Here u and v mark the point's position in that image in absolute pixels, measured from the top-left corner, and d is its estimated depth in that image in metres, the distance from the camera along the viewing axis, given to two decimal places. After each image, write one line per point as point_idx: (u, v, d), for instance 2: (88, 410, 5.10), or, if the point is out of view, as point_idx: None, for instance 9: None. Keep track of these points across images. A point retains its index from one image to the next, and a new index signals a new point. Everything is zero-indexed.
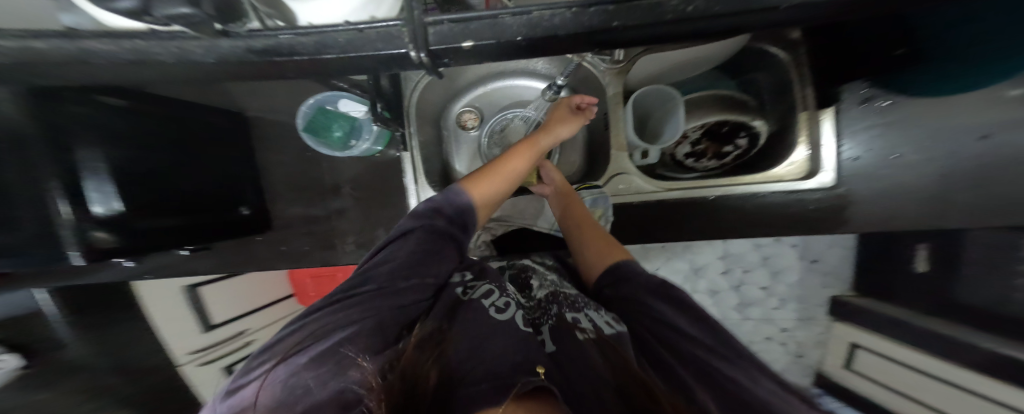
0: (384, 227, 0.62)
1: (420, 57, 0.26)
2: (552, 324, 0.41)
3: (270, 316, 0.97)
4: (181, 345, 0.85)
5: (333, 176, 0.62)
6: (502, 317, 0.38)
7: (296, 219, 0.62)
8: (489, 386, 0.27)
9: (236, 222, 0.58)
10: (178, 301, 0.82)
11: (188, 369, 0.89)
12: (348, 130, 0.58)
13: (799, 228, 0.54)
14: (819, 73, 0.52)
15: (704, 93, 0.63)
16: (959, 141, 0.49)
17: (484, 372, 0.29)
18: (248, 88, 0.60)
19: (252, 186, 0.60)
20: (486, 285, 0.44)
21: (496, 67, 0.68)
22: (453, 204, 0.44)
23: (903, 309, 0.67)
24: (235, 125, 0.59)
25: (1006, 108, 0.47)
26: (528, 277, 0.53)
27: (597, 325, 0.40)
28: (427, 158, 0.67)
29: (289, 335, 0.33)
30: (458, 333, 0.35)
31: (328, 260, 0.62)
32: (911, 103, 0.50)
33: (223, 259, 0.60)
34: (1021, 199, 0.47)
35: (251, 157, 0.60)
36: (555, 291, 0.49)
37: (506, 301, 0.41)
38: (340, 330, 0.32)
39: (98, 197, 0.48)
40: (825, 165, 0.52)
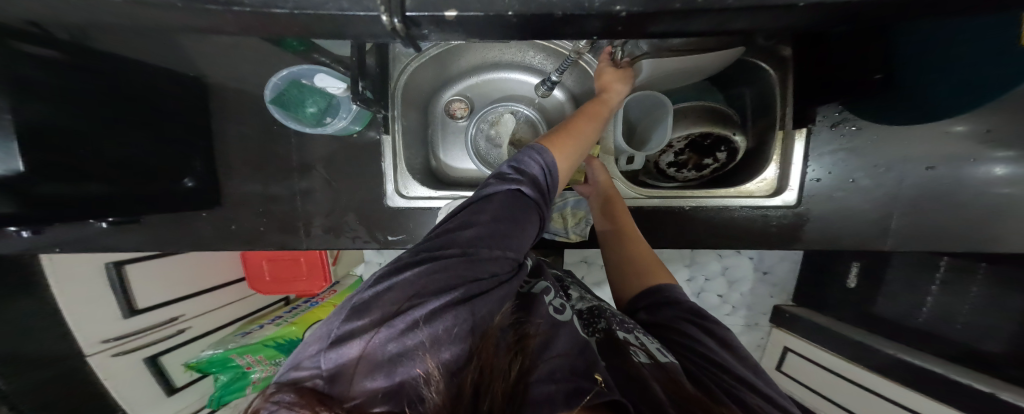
0: (350, 211, 0.60)
1: (393, 23, 0.22)
2: (601, 337, 0.41)
3: (218, 299, 0.87)
4: (93, 332, 0.61)
5: (302, 154, 0.59)
6: (562, 318, 0.40)
7: (253, 197, 0.59)
8: (561, 391, 0.28)
9: (177, 193, 0.53)
10: (94, 277, 0.62)
11: (101, 361, 0.62)
12: (323, 106, 0.56)
13: (757, 244, 0.56)
14: (802, 93, 0.53)
15: (692, 103, 0.62)
16: (907, 170, 0.51)
17: (556, 376, 0.30)
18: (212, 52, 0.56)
19: (203, 159, 0.56)
20: (542, 282, 0.45)
21: (491, 56, 0.67)
22: (534, 169, 0.41)
23: (826, 316, 0.88)
24: (189, 91, 0.55)
25: (953, 143, 0.49)
26: (568, 286, 0.57)
27: (645, 345, 0.38)
28: (409, 145, 0.64)
29: (369, 295, 0.30)
30: (535, 326, 0.35)
31: (287, 242, 0.59)
32: (877, 128, 0.51)
33: (158, 235, 0.57)
34: (954, 233, 0.50)
35: (205, 128, 0.57)
36: (596, 304, 0.50)
37: (561, 301, 0.43)
38: (432, 299, 0.30)
39: None
40: (791, 184, 0.54)
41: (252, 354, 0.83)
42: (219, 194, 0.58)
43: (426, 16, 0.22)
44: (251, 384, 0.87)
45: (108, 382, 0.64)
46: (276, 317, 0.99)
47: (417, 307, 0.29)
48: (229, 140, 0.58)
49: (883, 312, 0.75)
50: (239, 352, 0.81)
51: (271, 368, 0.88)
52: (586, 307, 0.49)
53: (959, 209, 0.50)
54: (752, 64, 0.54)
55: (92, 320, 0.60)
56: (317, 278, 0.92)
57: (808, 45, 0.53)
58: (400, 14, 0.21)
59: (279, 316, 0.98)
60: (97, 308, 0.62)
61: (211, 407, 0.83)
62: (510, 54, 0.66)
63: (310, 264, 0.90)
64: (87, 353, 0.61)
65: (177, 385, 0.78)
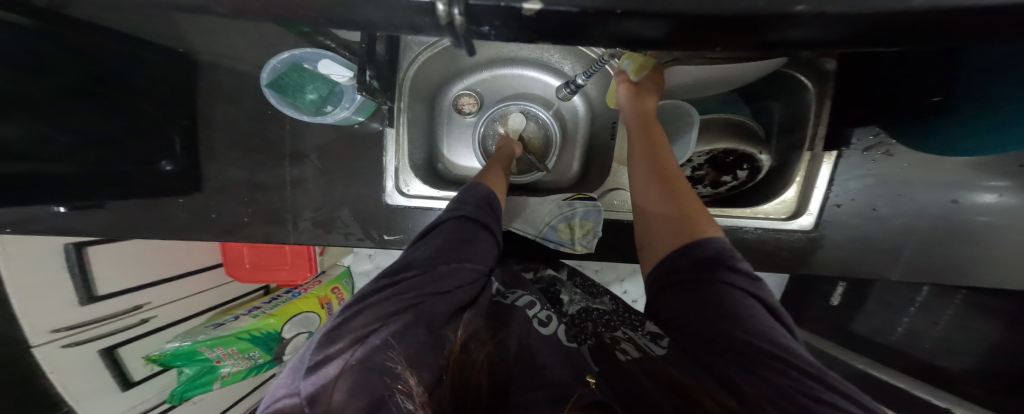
0: (344, 206, 0.55)
1: (453, 15, 0.17)
2: (592, 343, 0.42)
3: (190, 288, 0.81)
4: (48, 317, 0.53)
5: (296, 141, 0.54)
6: (546, 331, 0.40)
7: (239, 184, 0.54)
8: (546, 397, 0.28)
9: (155, 178, 0.50)
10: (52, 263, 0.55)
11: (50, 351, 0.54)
12: (325, 94, 0.52)
13: (762, 265, 0.57)
14: (834, 114, 0.52)
15: (717, 115, 0.62)
16: (933, 198, 0.52)
17: (541, 382, 0.31)
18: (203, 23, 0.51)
19: (183, 140, 0.51)
20: (526, 295, 0.46)
21: (507, 51, 0.64)
22: (473, 195, 0.46)
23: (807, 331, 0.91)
24: (174, 65, 0.50)
25: (971, 173, 0.51)
26: (558, 290, 0.55)
27: (641, 346, 0.38)
28: (414, 138, 0.61)
29: (348, 318, 0.31)
30: (512, 337, 0.37)
31: (273, 236, 0.55)
32: (909, 155, 0.51)
33: (122, 219, 0.51)
34: (952, 263, 0.52)
35: (189, 105, 0.52)
36: (586, 308, 0.51)
37: (547, 313, 0.43)
38: (401, 316, 0.32)
39: None
40: (810, 208, 0.54)
41: (224, 347, 0.78)
42: (199, 179, 0.53)
43: (490, 4, 0.18)
44: (220, 378, 0.82)
45: (54, 375, 0.55)
46: (253, 307, 0.93)
47: (389, 328, 0.30)
48: (217, 123, 0.53)
49: (860, 330, 0.79)
50: (207, 346, 0.75)
51: (242, 361, 0.84)
52: (577, 311, 0.50)
53: (946, 242, 0.52)
54: (795, 79, 0.53)
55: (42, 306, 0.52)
56: (300, 267, 0.87)
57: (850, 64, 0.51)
58: (462, 3, 0.17)
59: (256, 307, 0.92)
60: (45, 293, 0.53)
61: (170, 404, 0.75)
62: (527, 50, 0.63)
63: (295, 253, 0.86)
64: (31, 343, 0.52)
65: (134, 379, 0.69)
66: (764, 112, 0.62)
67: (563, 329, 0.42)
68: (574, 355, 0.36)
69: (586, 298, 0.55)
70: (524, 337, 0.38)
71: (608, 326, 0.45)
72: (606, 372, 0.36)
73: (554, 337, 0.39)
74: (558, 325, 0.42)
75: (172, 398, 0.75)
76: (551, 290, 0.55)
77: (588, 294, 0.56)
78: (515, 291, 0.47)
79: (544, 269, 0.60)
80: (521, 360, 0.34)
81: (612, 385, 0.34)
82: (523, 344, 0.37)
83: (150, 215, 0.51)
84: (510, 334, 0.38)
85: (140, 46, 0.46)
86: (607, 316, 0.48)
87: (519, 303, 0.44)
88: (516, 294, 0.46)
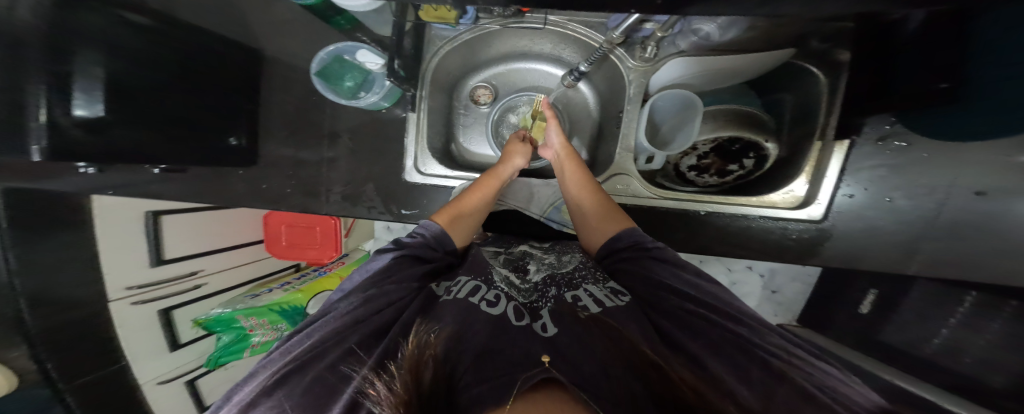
0: (369, 181, 0.62)
1: None
2: (552, 308, 0.40)
3: (233, 260, 0.91)
4: (120, 276, 0.65)
5: (333, 122, 0.61)
6: (493, 312, 0.38)
7: (283, 160, 0.60)
8: (490, 387, 0.26)
9: (222, 151, 0.57)
10: (134, 228, 0.66)
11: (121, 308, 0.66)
12: (360, 81, 0.59)
13: (770, 256, 0.57)
14: (850, 103, 0.51)
15: (724, 106, 0.67)
16: (956, 194, 0.49)
17: (489, 372, 0.28)
18: (270, 23, 0.60)
19: (247, 121, 0.59)
20: (471, 281, 0.43)
21: (521, 46, 0.69)
22: (424, 231, 0.51)
23: None
24: (245, 58, 0.59)
25: (1008, 173, 0.46)
26: (525, 261, 0.53)
27: (598, 299, 0.41)
28: (433, 125, 0.66)
29: (274, 372, 0.34)
30: (450, 330, 0.35)
31: (307, 207, 0.61)
32: (925, 146, 0.49)
33: (190, 186, 0.57)
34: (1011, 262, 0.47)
35: (252, 91, 0.59)
36: (552, 274, 0.49)
37: (496, 294, 0.42)
38: (326, 354, 0.34)
39: (84, 99, 0.48)
40: (820, 198, 0.54)
41: (257, 317, 0.85)
42: (257, 154, 0.59)
43: None
44: (250, 347, 0.90)
45: (121, 330, 0.66)
46: (284, 282, 1.01)
47: (312, 366, 0.32)
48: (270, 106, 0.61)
49: (888, 339, 0.65)
50: (245, 315, 0.83)
51: (270, 332, 0.90)
52: (542, 277, 0.48)
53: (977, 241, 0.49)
54: (801, 69, 0.56)
55: (120, 266, 0.64)
56: (327, 247, 0.94)
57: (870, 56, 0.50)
58: None
59: (287, 282, 1.01)
60: (123, 252, 0.65)
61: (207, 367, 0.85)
62: (540, 45, 0.68)
63: (323, 233, 0.93)
64: (110, 297, 0.64)
65: (182, 342, 0.80)
66: (777, 105, 0.63)
67: (512, 309, 0.39)
68: (524, 338, 0.33)
69: (553, 265, 0.52)
70: (464, 323, 0.36)
71: (569, 284, 0.45)
72: (557, 340, 0.33)
73: (500, 317, 0.37)
74: (508, 303, 0.40)
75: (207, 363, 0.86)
76: (520, 263, 0.53)
77: (556, 261, 0.53)
78: (459, 278, 0.44)
79: (517, 246, 0.60)
80: (467, 347, 0.32)
81: (564, 353, 0.31)
82: (464, 330, 0.35)
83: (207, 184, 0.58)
84: (448, 322, 0.36)
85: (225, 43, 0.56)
86: (571, 275, 0.48)
87: (461, 293, 0.41)
88: (460, 284, 0.43)
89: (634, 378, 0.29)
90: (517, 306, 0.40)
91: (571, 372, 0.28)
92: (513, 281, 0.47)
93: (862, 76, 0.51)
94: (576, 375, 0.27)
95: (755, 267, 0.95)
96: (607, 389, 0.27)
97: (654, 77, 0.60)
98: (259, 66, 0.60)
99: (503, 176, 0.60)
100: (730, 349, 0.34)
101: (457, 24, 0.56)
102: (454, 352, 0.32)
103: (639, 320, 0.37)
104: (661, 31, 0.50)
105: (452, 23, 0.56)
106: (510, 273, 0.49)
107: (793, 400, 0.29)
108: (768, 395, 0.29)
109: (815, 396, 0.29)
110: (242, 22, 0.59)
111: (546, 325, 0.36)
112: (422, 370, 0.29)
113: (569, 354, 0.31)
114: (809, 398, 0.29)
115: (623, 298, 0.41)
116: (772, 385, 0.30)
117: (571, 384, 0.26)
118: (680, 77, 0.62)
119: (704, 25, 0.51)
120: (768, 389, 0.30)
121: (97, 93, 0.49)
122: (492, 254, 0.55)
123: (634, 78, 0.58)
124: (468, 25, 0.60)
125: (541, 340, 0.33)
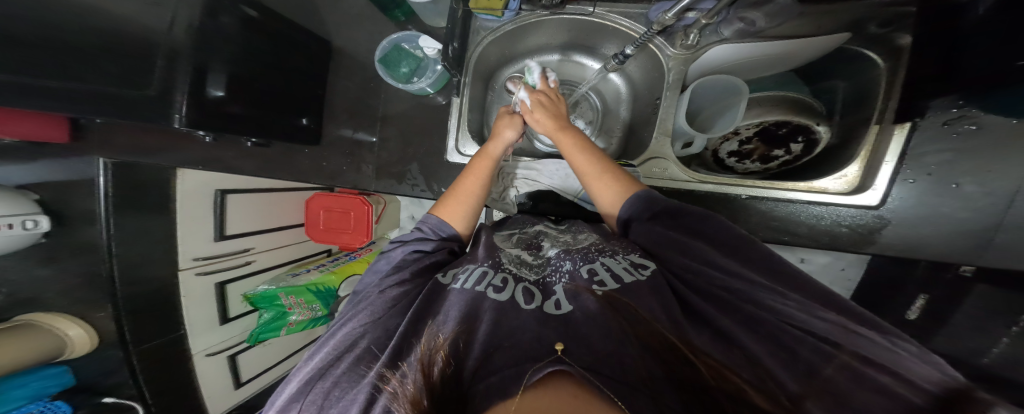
0: (414, 160, 0.66)
1: None
2: (567, 287, 0.42)
3: (284, 238, 0.98)
4: (184, 249, 0.73)
5: (386, 106, 0.67)
6: (501, 298, 0.41)
7: (342, 141, 0.67)
8: (498, 379, 0.28)
9: (296, 130, 0.61)
10: (206, 206, 0.75)
11: (186, 278, 0.76)
12: (414, 68, 0.63)
13: (818, 243, 0.56)
14: (914, 87, 0.49)
15: (772, 93, 0.66)
16: None
17: (499, 365, 0.30)
18: (340, 21, 0.68)
19: (315, 104, 0.65)
20: (479, 267, 0.46)
21: (557, 38, 0.72)
22: (431, 226, 0.55)
23: None
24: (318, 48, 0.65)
25: None
26: (538, 239, 0.55)
27: (614, 273, 0.42)
28: (473, 111, 0.70)
29: (319, 362, 0.39)
30: (461, 330, 0.36)
31: (358, 183, 0.66)
32: (1002, 128, 0.46)
33: (265, 162, 0.65)
34: None
35: (321, 78, 0.66)
36: (565, 248, 0.50)
37: (502, 279, 0.44)
38: (357, 346, 0.39)
39: (214, 79, 0.44)
40: (877, 183, 0.52)
41: (295, 296, 0.90)
42: (320, 135, 0.66)
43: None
44: (286, 326, 0.95)
45: (185, 299, 0.77)
46: (320, 263, 1.07)
47: (347, 359, 0.37)
48: (335, 92, 0.68)
49: None
50: (285, 292, 0.88)
51: (305, 312, 0.94)
52: (558, 249, 0.51)
53: None
54: (857, 54, 0.55)
55: (191, 239, 0.73)
56: (360, 232, 0.96)
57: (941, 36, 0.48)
58: None
59: (323, 264, 1.06)
60: (198, 225, 0.74)
61: (248, 342, 0.92)
62: (576, 37, 0.70)
63: (357, 219, 0.95)
64: (181, 267, 0.74)
65: (231, 315, 0.89)
66: (825, 92, 0.62)
67: (521, 291, 0.42)
68: (537, 325, 0.36)
69: (566, 240, 0.54)
70: (468, 317, 0.38)
71: (583, 257, 0.47)
72: (571, 317, 0.37)
73: (507, 302, 0.40)
74: (516, 288, 0.43)
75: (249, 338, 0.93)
76: (532, 241, 0.56)
77: (570, 239, 0.54)
78: (467, 266, 0.47)
79: (531, 225, 0.61)
80: (476, 338, 0.35)
81: (577, 338, 0.33)
82: (469, 324, 0.37)
83: (281, 163, 0.65)
84: (452, 321, 0.38)
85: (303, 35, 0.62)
86: (583, 248, 0.49)
87: (468, 282, 0.44)
88: (468, 271, 0.46)
89: (650, 359, 0.29)
90: (525, 287, 0.43)
91: (585, 357, 0.29)
92: (525, 261, 0.50)
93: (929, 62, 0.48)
94: (589, 360, 0.29)
95: None
96: (617, 368, 0.28)
97: (695, 64, 0.60)
98: (327, 56, 0.67)
99: (494, 155, 0.58)
100: (776, 332, 0.33)
101: (502, 13, 0.60)
102: (463, 347, 0.34)
103: (659, 295, 0.38)
104: (706, 18, 0.50)
105: (499, 12, 0.59)
106: (522, 251, 0.52)
107: (836, 378, 0.29)
108: (805, 373, 0.30)
109: (865, 376, 0.28)
110: (316, 19, 0.66)
111: (561, 303, 0.40)
112: (431, 369, 0.29)
113: (581, 339, 0.33)
114: (853, 368, 0.29)
115: (644, 270, 0.42)
116: (813, 361, 0.31)
117: (577, 371, 0.27)
118: (719, 63, 0.62)
119: (750, 13, 0.52)
120: (809, 364, 0.31)
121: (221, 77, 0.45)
122: (506, 234, 0.58)
123: (673, 66, 0.59)
124: (512, 16, 0.63)
125: (555, 320, 0.37)
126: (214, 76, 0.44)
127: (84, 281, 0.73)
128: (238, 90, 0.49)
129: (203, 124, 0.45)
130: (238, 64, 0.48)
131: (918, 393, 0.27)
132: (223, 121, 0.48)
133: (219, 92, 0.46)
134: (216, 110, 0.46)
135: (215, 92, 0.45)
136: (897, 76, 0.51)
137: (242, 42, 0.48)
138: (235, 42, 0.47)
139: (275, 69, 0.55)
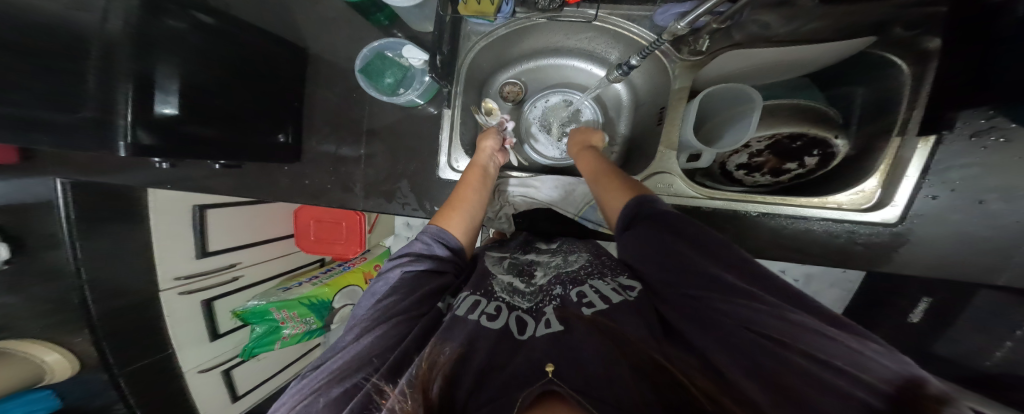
0: (404, 177, 0.62)
1: None
2: (557, 311, 0.39)
3: (272, 253, 0.94)
4: (164, 269, 0.70)
5: (371, 120, 0.63)
6: (494, 326, 0.37)
7: (325, 157, 0.62)
8: (494, 406, 0.26)
9: (275, 147, 0.57)
10: (184, 224, 0.71)
11: (169, 299, 0.72)
12: (400, 78, 0.59)
13: (833, 261, 0.53)
14: (938, 95, 0.46)
15: (783, 101, 0.63)
16: None
17: (491, 388, 0.28)
18: (319, 27, 0.63)
19: (294, 117, 0.60)
20: (470, 296, 0.41)
21: (554, 42, 0.67)
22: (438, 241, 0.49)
23: None
24: (295, 56, 0.60)
25: None
26: (530, 264, 0.51)
27: (603, 296, 0.39)
28: (465, 122, 0.66)
29: (294, 399, 0.34)
30: (461, 350, 0.33)
31: (345, 202, 0.62)
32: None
33: (245, 182, 0.61)
34: None
35: (300, 90, 0.61)
36: (557, 273, 0.47)
37: (496, 305, 0.40)
38: (341, 383, 0.33)
39: (161, 95, 0.40)
40: (897, 199, 0.49)
41: (288, 310, 0.86)
42: (300, 152, 0.61)
43: None
44: (282, 339, 0.91)
45: (170, 319, 0.73)
46: (312, 276, 1.02)
47: (331, 394, 0.32)
48: (316, 104, 0.63)
49: None
50: (277, 306, 0.85)
51: (300, 325, 0.91)
52: (548, 278, 0.46)
53: None
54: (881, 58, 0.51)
55: (170, 257, 0.70)
56: (352, 243, 0.93)
57: (965, 38, 0.44)
58: None
59: (315, 277, 1.01)
60: (174, 244, 0.70)
61: (243, 358, 0.88)
62: (574, 40, 0.66)
63: (349, 229, 0.92)
64: (160, 287, 0.71)
65: (222, 331, 0.85)
66: (845, 99, 0.59)
67: (514, 320, 0.38)
68: (530, 347, 0.33)
69: (558, 263, 0.50)
70: (467, 338, 0.35)
71: (574, 280, 0.44)
72: (563, 335, 0.34)
73: (501, 332, 0.36)
74: (509, 315, 0.39)
75: (241, 354, 0.89)
76: (525, 267, 0.51)
77: (559, 261, 0.51)
78: (460, 296, 0.42)
79: (523, 250, 0.57)
80: (473, 358, 0.32)
81: (565, 359, 0.30)
82: (468, 345, 0.34)
83: (260, 182, 0.61)
84: (454, 339, 0.35)
85: (280, 44, 0.57)
86: (576, 271, 0.46)
87: (460, 309, 0.40)
88: (459, 300, 0.41)
89: (642, 383, 0.27)
90: (518, 316, 0.39)
91: (575, 378, 0.28)
92: (517, 288, 0.45)
93: (959, 68, 0.44)
94: (578, 381, 0.27)
95: (789, 271, 0.89)
96: (608, 391, 0.26)
97: (702, 71, 0.57)
98: (305, 66, 0.62)
99: (483, 163, 0.59)
100: (747, 345, 0.30)
101: (494, 18, 0.56)
102: (460, 365, 0.31)
103: (640, 314, 0.36)
104: (717, 22, 0.47)
105: (490, 16, 0.54)
106: (515, 278, 0.47)
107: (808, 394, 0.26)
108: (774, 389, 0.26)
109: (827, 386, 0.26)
110: (291, 26, 0.61)
111: (551, 320, 0.37)
112: (429, 387, 0.28)
113: (572, 359, 0.30)
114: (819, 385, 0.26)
115: (633, 292, 0.39)
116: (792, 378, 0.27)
117: (570, 393, 0.26)
118: (727, 69, 0.58)
119: (763, 15, 0.48)
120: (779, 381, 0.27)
121: (168, 92, 0.41)
122: (496, 258, 0.53)
123: (679, 74, 0.56)
124: (505, 19, 0.58)
125: (548, 340, 0.34)
126: (160, 93, 0.40)
127: (46, 309, 0.68)
128: (191, 107, 0.44)
129: (162, 149, 0.40)
130: (186, 77, 0.44)
131: (861, 386, 0.25)
132: (182, 143, 0.43)
133: (170, 110, 0.41)
134: (173, 130, 0.42)
135: (164, 110, 0.41)
136: (920, 83, 0.47)
137: (182, 49, 0.43)
138: (174, 51, 0.42)
139: (238, 83, 0.50)
